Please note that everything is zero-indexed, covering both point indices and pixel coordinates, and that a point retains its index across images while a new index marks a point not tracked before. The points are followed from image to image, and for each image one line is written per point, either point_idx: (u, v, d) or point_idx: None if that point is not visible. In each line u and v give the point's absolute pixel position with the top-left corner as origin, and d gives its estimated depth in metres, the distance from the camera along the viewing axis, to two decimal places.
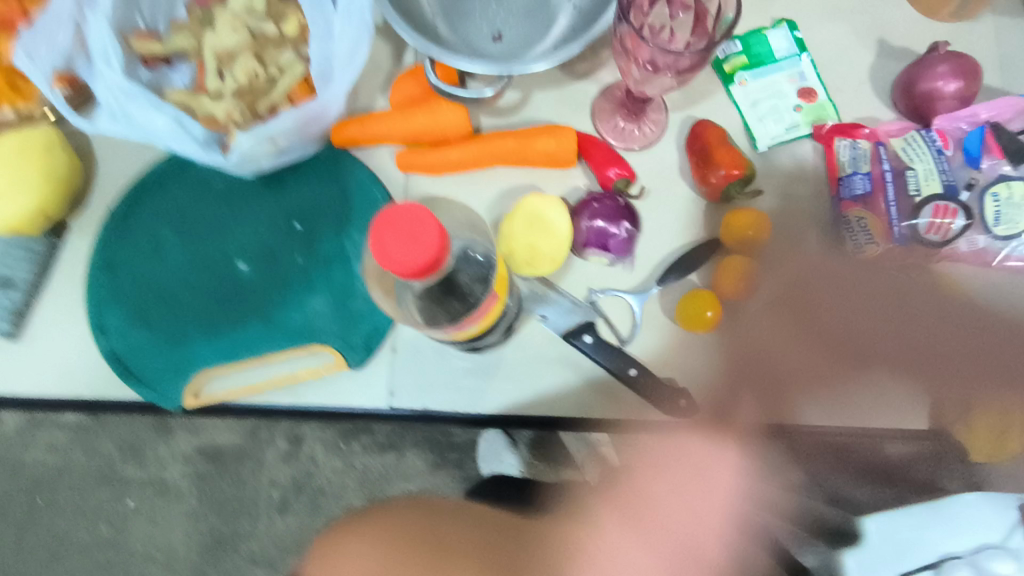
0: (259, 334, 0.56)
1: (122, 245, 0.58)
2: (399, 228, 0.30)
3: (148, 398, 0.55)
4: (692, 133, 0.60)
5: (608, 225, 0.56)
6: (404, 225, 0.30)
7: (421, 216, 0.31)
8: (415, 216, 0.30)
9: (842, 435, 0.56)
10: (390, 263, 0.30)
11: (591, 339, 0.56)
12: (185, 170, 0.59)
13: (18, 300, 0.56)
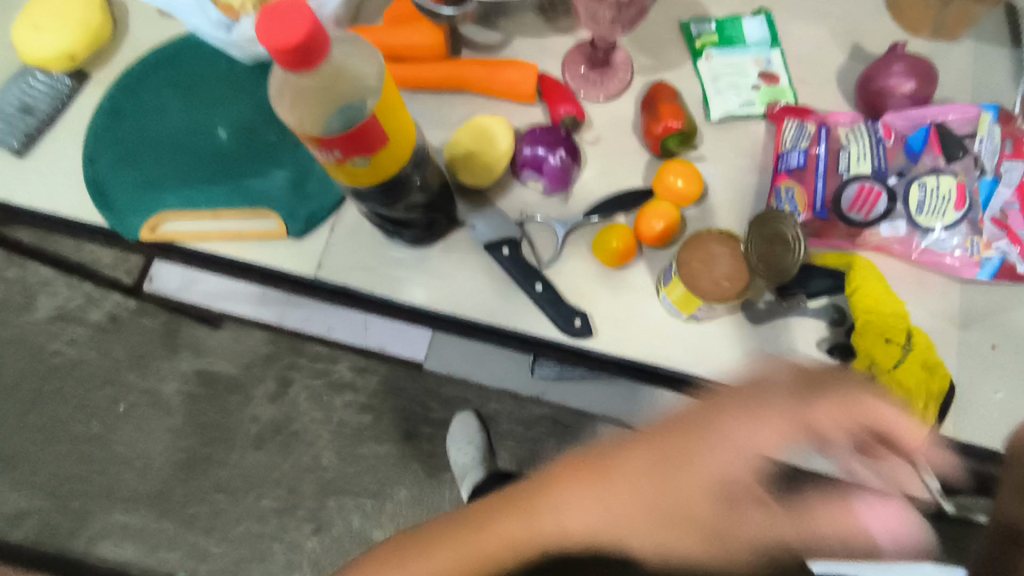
0: (224, 191, 0.62)
1: (128, 97, 0.65)
2: (290, 14, 0.35)
3: (113, 225, 0.61)
4: (646, 89, 0.65)
5: (545, 152, 0.60)
6: (282, 29, 0.35)
7: (303, 32, 0.35)
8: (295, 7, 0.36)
9: None
10: (277, 42, 0.35)
11: (509, 252, 0.59)
12: (200, 48, 0.67)
13: (34, 125, 0.64)
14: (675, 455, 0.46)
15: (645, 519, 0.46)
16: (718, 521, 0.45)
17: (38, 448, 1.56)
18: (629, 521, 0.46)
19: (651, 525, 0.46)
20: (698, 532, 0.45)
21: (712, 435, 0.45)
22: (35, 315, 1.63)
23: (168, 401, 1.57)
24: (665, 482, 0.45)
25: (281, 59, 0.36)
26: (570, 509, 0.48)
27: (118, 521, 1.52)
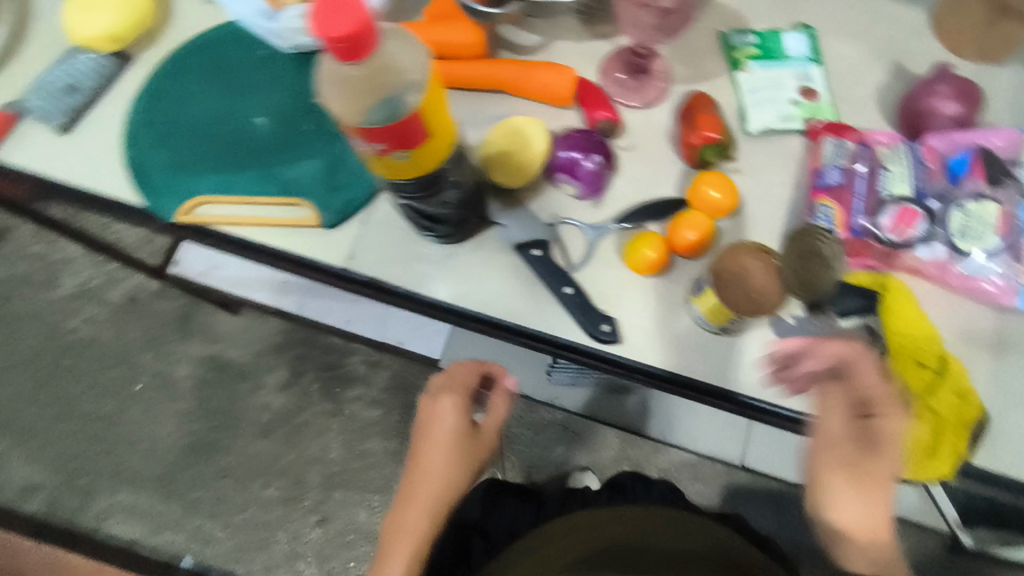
0: (259, 178, 0.63)
1: (168, 80, 0.66)
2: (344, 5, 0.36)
3: (151, 206, 0.62)
4: (683, 99, 0.65)
5: (580, 156, 0.60)
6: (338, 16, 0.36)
7: (358, 20, 0.36)
8: None
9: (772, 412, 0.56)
10: (329, 31, 0.36)
11: (538, 254, 0.59)
12: (238, 36, 0.67)
13: (78, 104, 0.65)
14: (429, 441, 0.64)
15: (447, 466, 0.63)
16: (474, 446, 0.64)
17: (48, 423, 1.56)
18: (445, 487, 0.63)
19: (454, 468, 0.63)
20: (473, 449, 0.64)
21: (433, 417, 0.64)
22: (55, 292, 1.65)
23: (180, 383, 1.58)
24: (435, 457, 0.63)
25: (334, 49, 0.37)
26: (415, 498, 0.63)
27: (122, 501, 1.51)
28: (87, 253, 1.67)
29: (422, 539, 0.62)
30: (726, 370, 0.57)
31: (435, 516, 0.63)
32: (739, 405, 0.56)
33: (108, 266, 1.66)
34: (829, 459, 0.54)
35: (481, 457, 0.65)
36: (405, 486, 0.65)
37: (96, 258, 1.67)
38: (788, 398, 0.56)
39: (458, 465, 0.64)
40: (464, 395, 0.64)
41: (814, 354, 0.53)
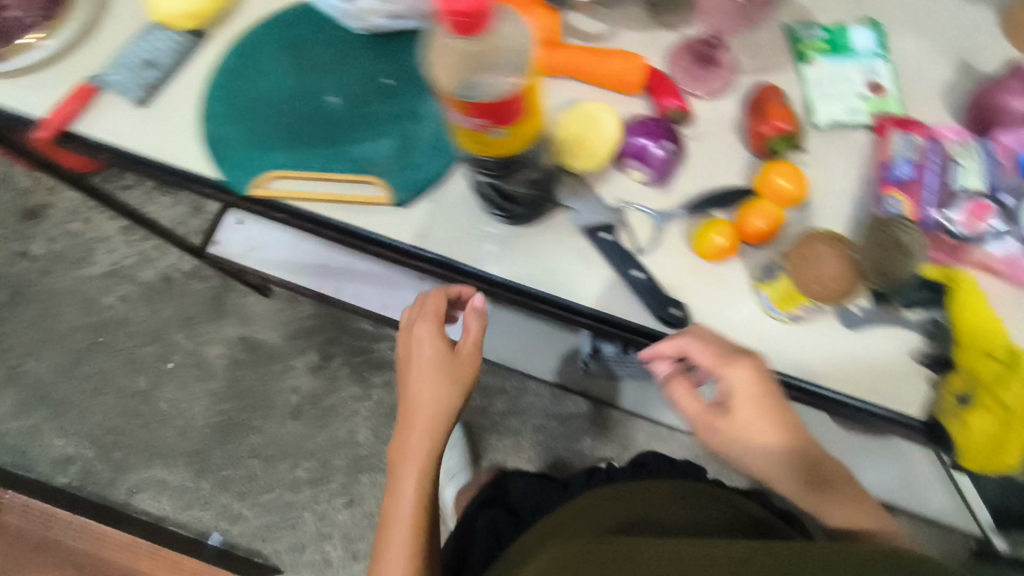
0: (333, 155, 0.64)
1: (244, 57, 0.67)
2: None
3: (227, 179, 0.63)
4: (750, 90, 0.65)
5: (651, 142, 0.61)
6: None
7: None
8: None
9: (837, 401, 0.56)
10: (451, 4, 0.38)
11: (608, 237, 0.60)
12: (310, 15, 0.68)
13: (155, 77, 0.66)
14: (421, 364, 0.64)
15: (437, 386, 0.63)
16: (459, 370, 0.64)
17: (82, 398, 1.59)
18: (440, 414, 0.64)
19: (443, 393, 0.64)
20: (457, 368, 0.64)
21: (416, 344, 0.65)
22: (91, 269, 1.67)
23: (212, 363, 1.60)
24: (423, 381, 0.64)
25: (452, 23, 0.39)
26: (411, 426, 0.64)
27: (153, 476, 1.54)
28: (122, 232, 1.69)
29: (427, 459, 0.63)
30: (792, 358, 0.58)
31: (435, 438, 0.64)
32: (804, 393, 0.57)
33: (143, 246, 1.68)
34: (732, 435, 0.58)
35: (469, 377, 0.65)
36: (401, 414, 0.66)
37: (131, 238, 1.69)
38: (855, 387, 0.57)
39: (449, 382, 0.64)
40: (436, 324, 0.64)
41: (690, 354, 0.56)
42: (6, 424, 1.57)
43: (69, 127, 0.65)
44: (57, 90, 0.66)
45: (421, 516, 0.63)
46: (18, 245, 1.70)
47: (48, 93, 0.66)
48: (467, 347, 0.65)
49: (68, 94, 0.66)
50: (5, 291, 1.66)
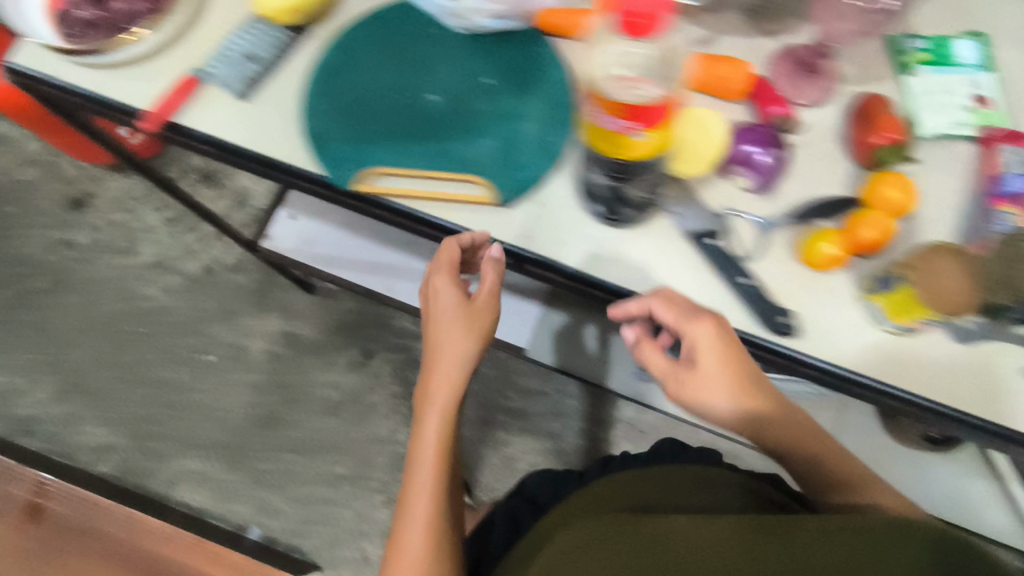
0: (435, 153, 0.64)
1: (343, 52, 0.67)
2: None
3: (330, 175, 0.63)
4: (853, 99, 0.65)
5: (759, 149, 0.61)
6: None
7: None
8: None
9: (944, 414, 0.56)
10: None
11: (714, 242, 0.60)
12: (410, 13, 0.68)
13: (255, 70, 0.66)
14: (447, 313, 0.65)
15: (460, 336, 0.64)
16: (479, 321, 0.65)
17: (122, 388, 1.59)
18: (463, 362, 0.64)
19: (465, 339, 0.64)
20: (475, 315, 0.65)
21: (436, 293, 0.66)
22: (134, 259, 1.67)
23: (252, 356, 1.60)
24: (444, 330, 0.64)
25: None
26: (432, 374, 0.65)
27: (193, 467, 1.54)
28: (165, 225, 1.70)
29: (450, 405, 0.64)
30: (899, 370, 0.57)
31: (459, 386, 0.65)
32: (910, 405, 0.57)
33: (187, 239, 1.68)
34: (696, 390, 0.58)
35: (488, 323, 0.66)
36: (424, 365, 0.66)
37: (174, 231, 1.70)
38: (963, 401, 0.57)
39: (465, 329, 0.64)
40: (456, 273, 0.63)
41: (654, 313, 0.57)
42: (47, 410, 1.57)
43: (171, 118, 0.65)
44: (159, 81, 0.66)
45: (442, 461, 0.64)
46: (63, 234, 1.70)
47: (150, 83, 0.66)
48: (486, 296, 0.65)
49: (170, 85, 0.66)
50: (48, 279, 1.67)
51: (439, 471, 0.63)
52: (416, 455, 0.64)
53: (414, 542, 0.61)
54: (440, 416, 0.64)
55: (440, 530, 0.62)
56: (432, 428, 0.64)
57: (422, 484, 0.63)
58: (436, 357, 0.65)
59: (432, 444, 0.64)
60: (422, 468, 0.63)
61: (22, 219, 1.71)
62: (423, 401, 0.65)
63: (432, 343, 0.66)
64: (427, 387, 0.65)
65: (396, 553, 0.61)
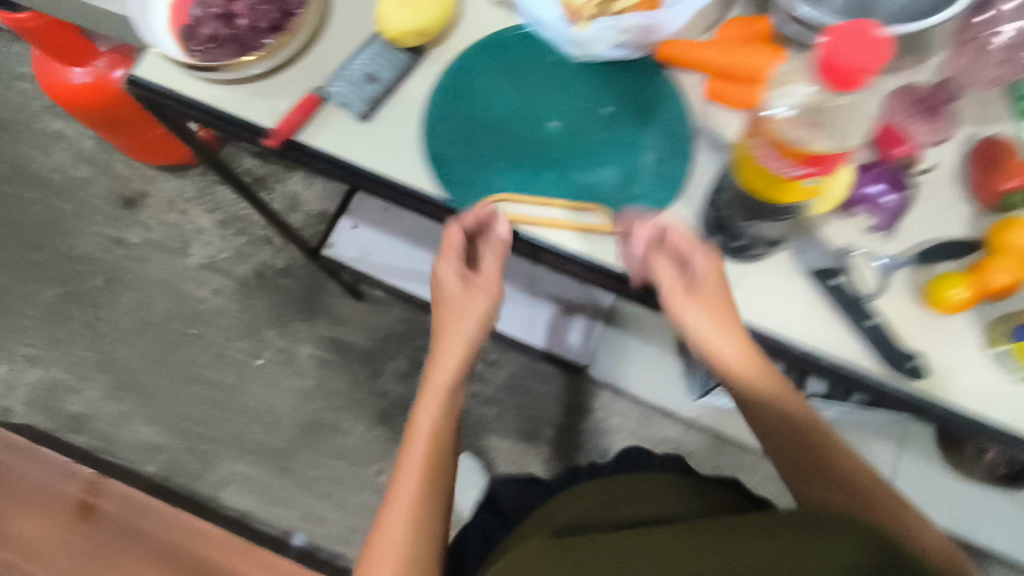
0: (556, 180, 0.65)
1: (462, 76, 0.67)
2: (856, 44, 0.39)
3: (452, 199, 0.65)
4: (978, 143, 0.63)
5: (883, 190, 0.60)
6: (860, 53, 0.39)
7: (860, 61, 0.39)
8: (873, 43, 0.40)
9: None
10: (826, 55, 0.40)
11: (840, 281, 0.60)
12: (529, 39, 0.69)
13: (376, 91, 0.66)
14: (454, 301, 0.66)
15: (461, 320, 0.66)
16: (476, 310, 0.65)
17: (172, 388, 1.59)
18: (461, 351, 0.67)
19: (469, 321, 0.66)
20: (475, 294, 0.65)
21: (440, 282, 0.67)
22: (186, 261, 1.67)
23: (301, 360, 1.60)
24: (449, 312, 0.66)
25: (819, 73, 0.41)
26: (438, 360, 0.67)
27: (241, 469, 1.54)
28: (213, 225, 1.68)
29: (446, 398, 0.66)
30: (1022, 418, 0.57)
31: (455, 379, 0.67)
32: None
33: (238, 241, 1.68)
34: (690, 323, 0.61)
35: (490, 300, 0.66)
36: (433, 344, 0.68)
37: (224, 232, 1.68)
38: None
39: (465, 309, 0.65)
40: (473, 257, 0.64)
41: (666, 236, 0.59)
42: (98, 407, 1.59)
43: (296, 136, 0.66)
44: (284, 99, 0.67)
45: (434, 446, 0.65)
46: (114, 232, 1.70)
47: (276, 100, 0.67)
48: (486, 283, 0.65)
49: (293, 104, 0.67)
50: (100, 277, 1.66)
51: (432, 456, 0.65)
52: (413, 438, 0.66)
53: (399, 514, 0.62)
54: (440, 406, 0.66)
55: (422, 507, 0.63)
56: (427, 413, 0.66)
57: (415, 465, 0.64)
58: (443, 343, 0.67)
59: (431, 430, 0.66)
60: (415, 449, 0.65)
61: (74, 215, 1.70)
62: (429, 387, 0.67)
63: (439, 327, 0.68)
64: (434, 375, 0.67)
65: (378, 540, 0.62)
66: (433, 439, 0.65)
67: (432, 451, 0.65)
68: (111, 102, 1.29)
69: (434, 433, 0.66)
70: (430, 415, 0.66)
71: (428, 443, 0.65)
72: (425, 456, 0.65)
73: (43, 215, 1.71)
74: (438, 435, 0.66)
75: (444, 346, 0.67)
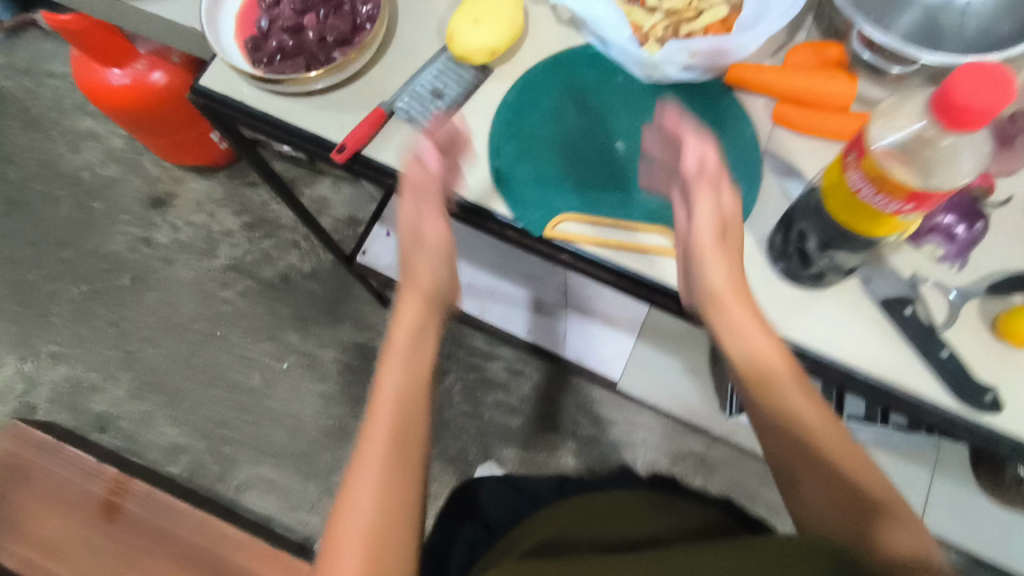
0: (623, 200, 0.65)
1: (529, 95, 0.68)
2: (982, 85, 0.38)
3: (518, 217, 0.64)
4: None
5: (956, 221, 0.60)
6: (979, 95, 0.38)
7: (982, 102, 0.38)
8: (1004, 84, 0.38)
9: None
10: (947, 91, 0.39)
11: (911, 311, 0.59)
12: (595, 61, 0.69)
13: (443, 108, 0.67)
14: (409, 255, 0.65)
15: (427, 263, 0.64)
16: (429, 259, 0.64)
17: (196, 390, 1.59)
18: (418, 306, 0.63)
19: (436, 265, 0.64)
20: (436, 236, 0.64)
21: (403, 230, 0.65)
22: (213, 262, 1.67)
23: (326, 365, 1.59)
24: (414, 258, 0.64)
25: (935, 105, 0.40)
26: (403, 312, 0.63)
27: (263, 473, 1.54)
28: (241, 228, 1.69)
29: (411, 344, 0.61)
30: None
31: (417, 331, 0.61)
32: None
33: (265, 244, 1.68)
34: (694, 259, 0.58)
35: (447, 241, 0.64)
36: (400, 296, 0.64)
37: (251, 234, 1.69)
38: None
39: (430, 249, 0.64)
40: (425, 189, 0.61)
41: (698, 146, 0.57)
42: (122, 407, 1.58)
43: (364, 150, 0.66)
44: (352, 114, 0.68)
45: (405, 395, 0.58)
46: (142, 232, 1.70)
47: (344, 115, 0.68)
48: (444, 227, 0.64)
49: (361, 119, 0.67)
50: (127, 276, 1.66)
51: (408, 409, 0.57)
52: (382, 395, 0.58)
53: (368, 477, 0.53)
54: (413, 360, 0.60)
55: (396, 460, 0.54)
56: (396, 364, 0.59)
57: (383, 415, 0.56)
58: (411, 297, 0.63)
59: (399, 381, 0.58)
60: (382, 403, 0.57)
61: (103, 214, 1.71)
62: (400, 342, 0.61)
63: (410, 280, 0.64)
64: (404, 328, 0.62)
65: (341, 526, 0.51)
66: (406, 395, 0.58)
67: (407, 402, 0.58)
68: (152, 103, 1.28)
69: (409, 386, 0.59)
70: (404, 371, 0.59)
71: (404, 395, 0.58)
72: (395, 407, 0.57)
73: (72, 213, 1.71)
74: (413, 389, 0.59)
75: (417, 300, 0.63)
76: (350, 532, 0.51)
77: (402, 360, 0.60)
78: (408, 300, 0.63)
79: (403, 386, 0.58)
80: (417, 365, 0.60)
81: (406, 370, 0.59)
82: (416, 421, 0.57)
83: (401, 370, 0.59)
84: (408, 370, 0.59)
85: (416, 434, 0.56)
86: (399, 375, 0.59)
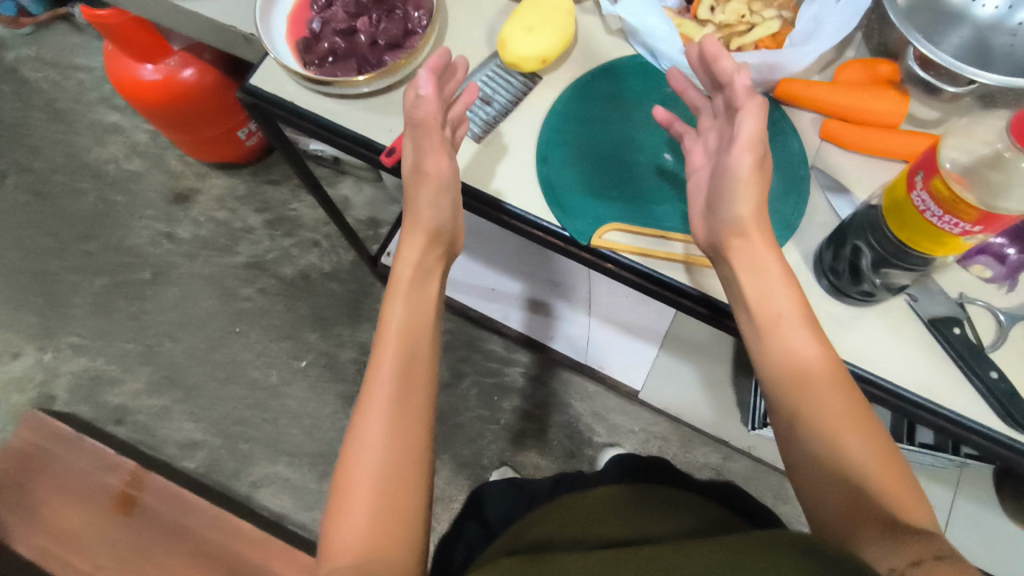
0: (669, 211, 0.65)
1: (578, 102, 0.68)
2: None
3: (563, 223, 0.64)
4: None
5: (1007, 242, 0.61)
6: None
7: None
8: None
9: None
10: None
11: (957, 331, 0.59)
12: (644, 71, 0.70)
13: (492, 115, 0.68)
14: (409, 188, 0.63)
15: (432, 206, 0.63)
16: (429, 193, 0.61)
17: (213, 386, 1.59)
18: (423, 243, 0.63)
19: (441, 207, 0.63)
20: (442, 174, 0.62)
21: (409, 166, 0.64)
22: (234, 259, 1.68)
23: (344, 365, 1.59)
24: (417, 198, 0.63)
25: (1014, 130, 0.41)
26: (406, 254, 0.63)
27: (277, 472, 1.53)
28: (262, 225, 1.70)
29: (413, 287, 0.61)
30: None
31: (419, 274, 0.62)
32: None
33: (285, 242, 1.68)
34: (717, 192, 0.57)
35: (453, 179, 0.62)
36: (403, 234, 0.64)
37: (272, 231, 1.69)
38: None
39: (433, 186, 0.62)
40: (426, 127, 0.58)
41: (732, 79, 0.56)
42: (139, 401, 1.59)
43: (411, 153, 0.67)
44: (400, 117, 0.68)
45: (408, 341, 0.59)
46: (165, 227, 1.71)
47: (393, 118, 0.68)
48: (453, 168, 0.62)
49: None
50: (148, 270, 1.67)
51: (410, 360, 0.58)
52: (385, 337, 0.59)
53: (373, 426, 0.54)
54: (414, 302, 0.61)
55: (400, 408, 0.55)
56: (398, 311, 0.60)
57: (386, 359, 0.57)
58: (414, 242, 0.63)
59: (401, 326, 0.59)
60: (385, 345, 0.58)
61: (126, 208, 1.72)
62: (404, 287, 0.62)
63: (413, 222, 0.64)
64: (407, 270, 0.62)
65: (349, 468, 0.53)
66: (408, 339, 0.59)
67: (410, 347, 0.59)
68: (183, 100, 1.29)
69: (411, 330, 0.59)
70: (407, 315, 0.60)
71: (407, 340, 0.59)
72: (397, 354, 0.58)
73: (95, 206, 1.72)
74: (414, 335, 0.59)
75: (423, 244, 0.63)
76: (357, 479, 0.52)
77: (403, 304, 0.61)
78: (411, 243, 0.63)
79: (407, 330, 0.59)
80: (419, 312, 0.61)
81: (407, 314, 0.60)
82: (419, 366, 0.58)
83: (405, 316, 0.60)
84: (410, 316, 0.60)
85: (419, 383, 0.58)
86: (402, 322, 0.59)
